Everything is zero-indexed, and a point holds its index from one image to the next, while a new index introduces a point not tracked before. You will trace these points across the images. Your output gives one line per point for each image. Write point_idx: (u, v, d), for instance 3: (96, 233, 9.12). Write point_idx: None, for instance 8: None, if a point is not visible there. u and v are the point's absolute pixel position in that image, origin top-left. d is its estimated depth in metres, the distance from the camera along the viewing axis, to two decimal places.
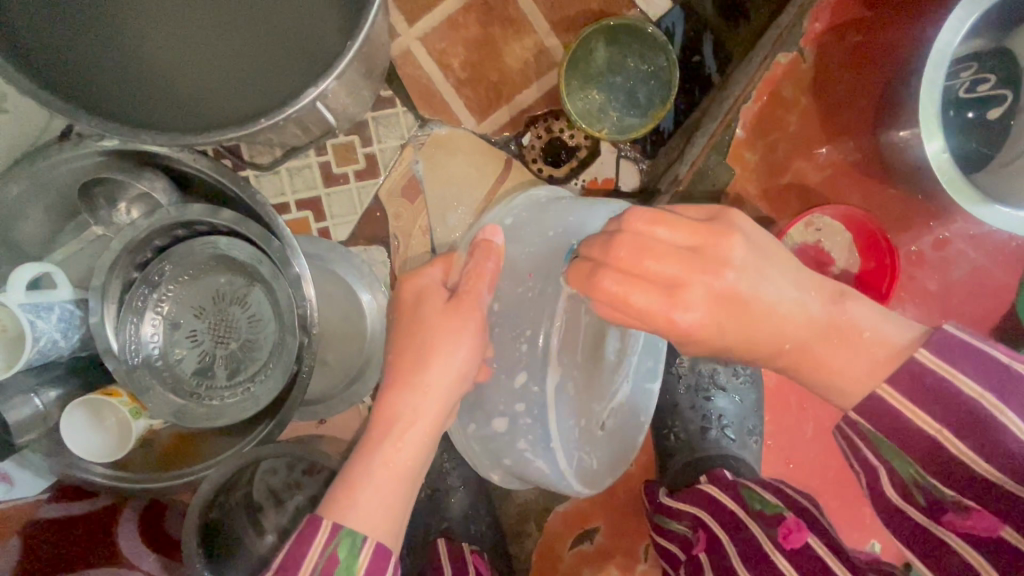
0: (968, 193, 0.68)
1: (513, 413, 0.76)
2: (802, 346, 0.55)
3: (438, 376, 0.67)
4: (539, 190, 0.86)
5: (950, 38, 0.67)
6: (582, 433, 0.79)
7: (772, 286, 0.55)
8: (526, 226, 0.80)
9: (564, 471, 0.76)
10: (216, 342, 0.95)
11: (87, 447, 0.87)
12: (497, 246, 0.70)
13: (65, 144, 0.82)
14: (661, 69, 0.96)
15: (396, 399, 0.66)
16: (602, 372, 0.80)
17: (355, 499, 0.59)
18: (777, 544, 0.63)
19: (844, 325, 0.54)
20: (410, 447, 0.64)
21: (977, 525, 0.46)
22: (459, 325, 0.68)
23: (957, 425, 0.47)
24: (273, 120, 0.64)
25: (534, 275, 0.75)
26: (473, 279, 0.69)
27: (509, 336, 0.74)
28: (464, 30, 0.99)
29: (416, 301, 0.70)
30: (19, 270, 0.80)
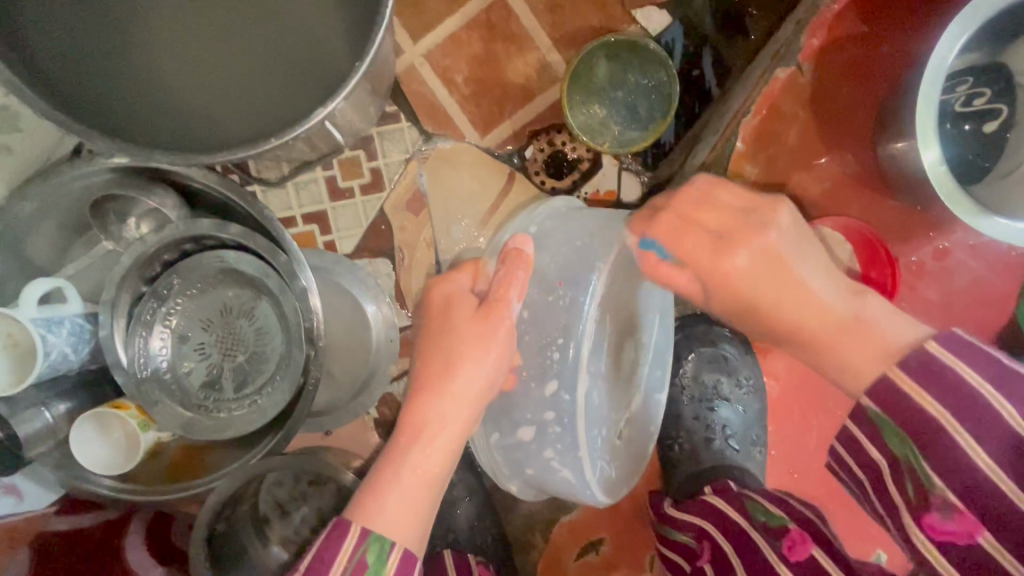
0: (965, 204, 0.69)
1: (542, 429, 0.76)
2: (819, 327, 0.60)
3: (460, 388, 0.67)
4: (557, 199, 0.83)
5: (945, 53, 0.68)
6: (604, 441, 0.81)
7: (809, 275, 0.63)
8: (552, 236, 0.79)
9: (589, 479, 0.77)
10: (224, 355, 0.96)
11: (96, 460, 0.87)
12: (528, 254, 0.70)
13: (76, 161, 0.84)
14: (663, 84, 0.97)
15: (423, 405, 0.67)
16: (626, 376, 0.83)
17: (380, 506, 0.60)
18: (782, 557, 0.64)
19: (858, 320, 0.58)
20: (438, 453, 0.65)
21: (959, 529, 0.48)
22: (484, 332, 0.68)
23: (955, 409, 0.48)
24: (283, 140, 0.66)
25: (565, 284, 0.75)
26: (504, 287, 0.69)
27: (533, 346, 0.74)
28: (467, 46, 1.01)
29: (445, 306, 0.71)
30: (32, 285, 0.81)
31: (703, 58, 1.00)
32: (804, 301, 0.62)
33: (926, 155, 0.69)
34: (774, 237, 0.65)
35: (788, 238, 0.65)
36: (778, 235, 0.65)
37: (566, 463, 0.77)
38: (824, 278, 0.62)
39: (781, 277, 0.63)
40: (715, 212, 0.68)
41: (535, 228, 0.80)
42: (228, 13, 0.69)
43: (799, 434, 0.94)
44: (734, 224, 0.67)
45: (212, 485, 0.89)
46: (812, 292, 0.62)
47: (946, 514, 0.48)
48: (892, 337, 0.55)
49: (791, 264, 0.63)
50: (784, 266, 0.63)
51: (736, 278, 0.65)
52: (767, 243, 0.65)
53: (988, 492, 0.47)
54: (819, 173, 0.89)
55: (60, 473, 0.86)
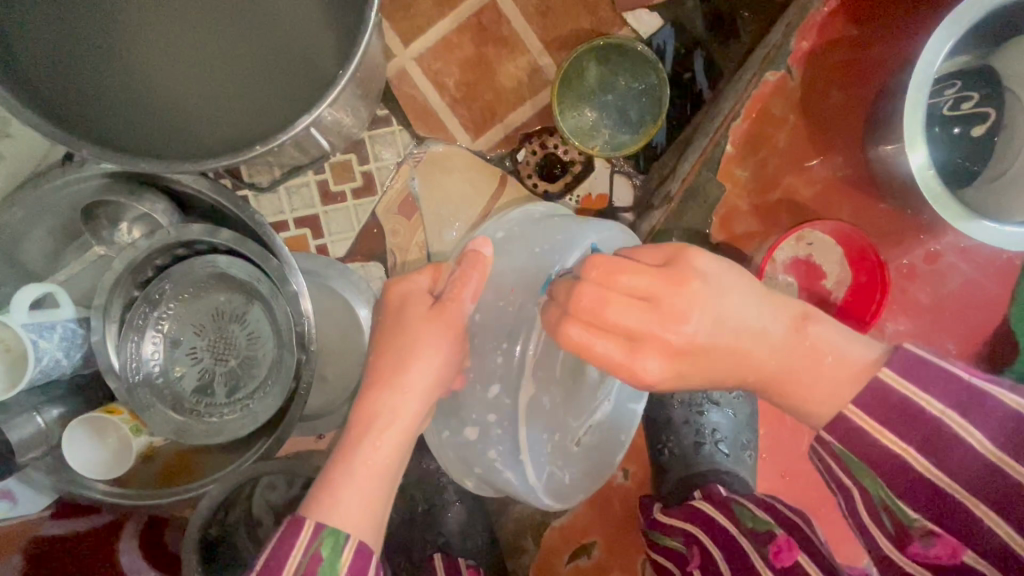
0: (953, 208, 0.69)
1: (488, 432, 0.76)
2: (772, 375, 0.57)
3: (421, 388, 0.68)
4: (537, 206, 0.86)
5: (933, 56, 0.68)
6: (557, 447, 0.80)
7: (735, 310, 0.57)
8: (515, 242, 0.80)
9: (533, 483, 0.76)
10: (216, 360, 0.96)
11: (88, 465, 0.87)
12: (487, 258, 0.69)
13: (67, 167, 0.84)
14: (653, 87, 0.97)
15: (375, 400, 0.67)
16: (581, 390, 0.81)
17: (336, 500, 0.60)
18: (769, 564, 0.64)
19: (815, 348, 0.56)
20: (388, 446, 0.65)
21: (942, 553, 0.49)
22: (443, 330, 0.68)
23: (919, 444, 0.49)
24: (269, 146, 0.66)
25: (517, 289, 0.75)
26: (458, 285, 0.69)
27: (489, 345, 0.74)
28: (458, 50, 1.01)
29: (401, 303, 0.70)
30: (23, 292, 0.81)
31: (694, 60, 1.00)
32: (756, 343, 0.57)
33: (914, 157, 0.69)
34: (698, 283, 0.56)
35: (715, 292, 0.56)
36: (706, 301, 0.55)
37: (508, 462, 0.76)
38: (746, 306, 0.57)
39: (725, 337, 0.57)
40: (638, 273, 0.55)
41: (505, 235, 0.82)
42: (217, 22, 0.70)
43: (791, 438, 0.94)
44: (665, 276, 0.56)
45: (203, 489, 0.88)
46: (755, 328, 0.57)
47: (904, 515, 0.49)
48: (848, 362, 0.54)
49: (726, 322, 0.56)
50: (721, 323, 0.56)
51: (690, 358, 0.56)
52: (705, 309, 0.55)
53: (955, 513, 0.47)
54: (811, 176, 0.88)
55: (54, 479, 0.86)
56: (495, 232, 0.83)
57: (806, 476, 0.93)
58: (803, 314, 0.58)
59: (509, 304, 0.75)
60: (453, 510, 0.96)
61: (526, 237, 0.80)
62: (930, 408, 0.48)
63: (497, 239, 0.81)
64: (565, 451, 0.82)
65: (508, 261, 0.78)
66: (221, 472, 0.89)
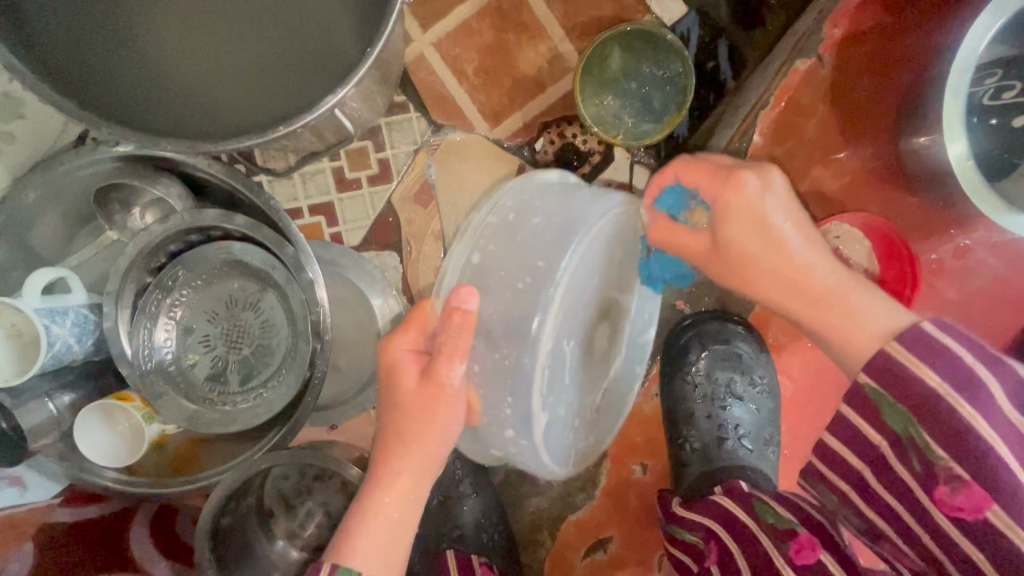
0: (991, 199, 0.68)
1: (501, 418, 0.75)
2: (816, 299, 0.58)
3: (427, 445, 0.66)
4: (506, 197, 0.79)
5: (974, 45, 0.67)
6: (571, 426, 0.81)
7: (800, 247, 0.61)
8: (504, 258, 0.74)
9: (552, 468, 0.80)
10: (229, 348, 0.95)
11: (101, 452, 0.86)
12: (468, 314, 0.63)
13: (80, 150, 0.83)
14: (677, 75, 0.95)
15: (388, 457, 0.66)
16: (591, 365, 0.82)
17: (354, 547, 0.62)
18: (790, 561, 0.62)
19: (847, 293, 0.57)
20: (398, 499, 0.65)
21: (966, 502, 0.48)
22: (433, 398, 0.66)
23: (956, 385, 0.48)
24: (292, 128, 0.63)
25: (509, 342, 0.71)
26: (444, 351, 0.65)
27: (483, 349, 0.73)
28: (478, 36, 0.99)
29: (390, 370, 0.67)
30: (35, 275, 0.80)
31: (719, 49, 0.98)
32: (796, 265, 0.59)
33: (952, 149, 0.68)
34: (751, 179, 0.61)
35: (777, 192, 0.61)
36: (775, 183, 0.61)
37: (525, 441, 0.76)
38: (799, 238, 0.61)
39: (771, 238, 0.60)
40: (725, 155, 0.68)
41: (501, 220, 0.77)
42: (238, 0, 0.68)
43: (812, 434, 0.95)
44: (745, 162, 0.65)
45: (219, 478, 0.87)
46: (801, 261, 0.60)
47: (953, 489, 0.49)
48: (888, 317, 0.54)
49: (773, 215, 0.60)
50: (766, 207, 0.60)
51: (736, 243, 0.61)
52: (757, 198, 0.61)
53: (1001, 482, 0.47)
54: (838, 169, 0.87)
55: (64, 465, 0.84)
56: (489, 218, 0.78)
57: None
58: (855, 275, 0.58)
59: (505, 314, 0.72)
60: (468, 504, 0.95)
61: (517, 229, 0.76)
62: (995, 395, 0.48)
63: (473, 265, 0.76)
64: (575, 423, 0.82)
65: (512, 255, 0.74)
66: (234, 462, 0.87)
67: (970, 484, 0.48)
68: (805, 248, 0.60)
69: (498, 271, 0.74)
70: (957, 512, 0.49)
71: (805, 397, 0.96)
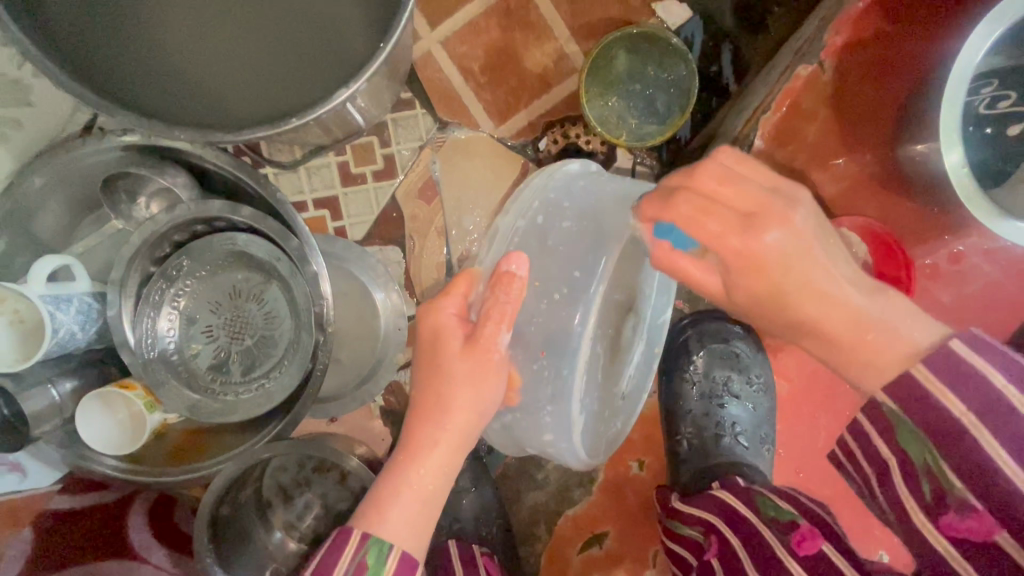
0: (986, 207, 0.70)
1: (540, 423, 0.75)
2: (838, 322, 0.57)
3: (464, 417, 0.67)
4: (530, 195, 0.77)
5: (971, 55, 0.68)
6: (603, 405, 0.81)
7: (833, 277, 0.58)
8: (545, 256, 0.74)
9: (581, 455, 0.78)
10: (231, 338, 0.96)
11: (101, 439, 0.86)
12: (518, 279, 0.66)
13: (88, 139, 0.83)
14: (682, 78, 0.97)
15: (418, 431, 0.68)
16: (620, 353, 0.81)
17: (384, 515, 0.63)
18: (790, 550, 0.63)
19: (871, 321, 0.55)
20: (431, 473, 0.66)
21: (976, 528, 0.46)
22: (482, 363, 0.67)
23: (979, 410, 0.46)
24: (304, 120, 0.64)
25: (547, 352, 0.72)
26: (493, 313, 0.66)
27: (522, 358, 0.73)
28: (485, 34, 1.00)
29: (434, 336, 0.68)
30: (40, 263, 0.81)
31: (722, 54, 1.00)
32: (828, 303, 0.58)
33: (949, 157, 0.70)
34: (774, 231, 0.58)
35: (808, 228, 0.59)
36: (798, 227, 0.58)
37: (563, 444, 0.76)
38: (840, 266, 0.59)
39: (806, 289, 0.58)
40: (739, 193, 0.58)
41: (531, 223, 0.75)
42: None
43: (806, 434, 0.97)
44: (757, 203, 0.58)
45: (218, 468, 0.88)
46: (834, 291, 0.58)
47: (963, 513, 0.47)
48: (905, 341, 0.53)
49: (797, 259, 0.58)
50: (799, 253, 0.58)
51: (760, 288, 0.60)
52: (785, 238, 0.58)
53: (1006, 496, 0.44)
54: (836, 173, 0.90)
55: (64, 452, 0.85)
56: (517, 223, 0.75)
57: (821, 473, 0.96)
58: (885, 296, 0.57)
59: (542, 326, 0.72)
60: (467, 497, 0.96)
61: (547, 232, 0.75)
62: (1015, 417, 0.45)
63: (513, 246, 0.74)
64: (602, 417, 0.82)
65: (543, 264, 0.74)
66: (237, 450, 0.88)
67: (982, 514, 0.46)
68: (842, 275, 0.59)
69: (533, 280, 0.73)
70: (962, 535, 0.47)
71: (801, 396, 0.97)
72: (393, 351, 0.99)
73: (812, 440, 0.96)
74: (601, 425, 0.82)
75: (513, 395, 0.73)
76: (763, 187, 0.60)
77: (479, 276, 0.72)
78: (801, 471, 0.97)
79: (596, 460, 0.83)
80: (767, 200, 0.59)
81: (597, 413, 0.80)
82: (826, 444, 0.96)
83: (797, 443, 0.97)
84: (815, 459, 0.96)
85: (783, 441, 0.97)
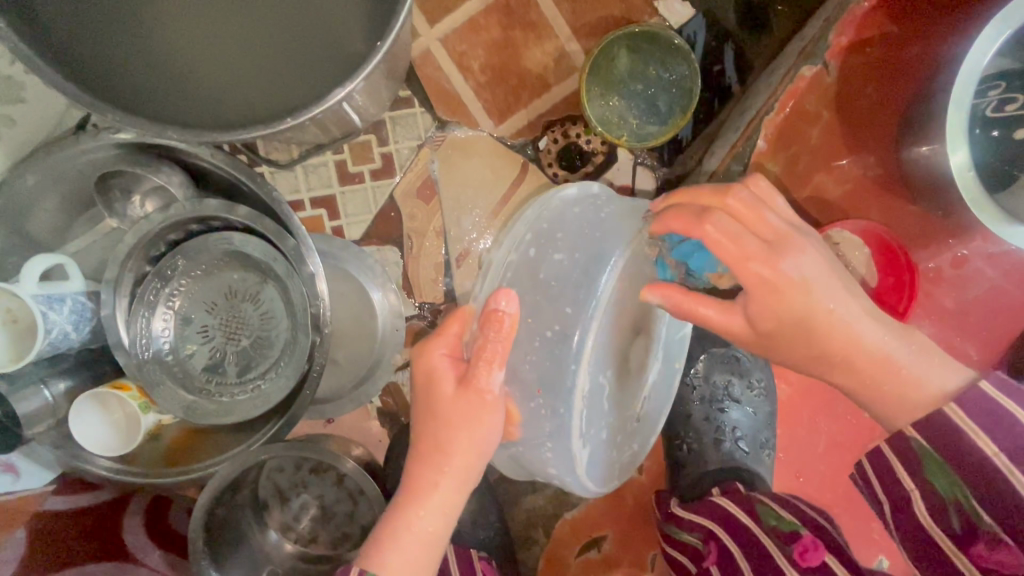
0: (991, 211, 0.69)
1: (542, 457, 0.76)
2: (865, 365, 0.62)
3: (465, 457, 0.67)
4: (522, 230, 0.78)
5: (979, 58, 0.67)
6: (614, 432, 0.80)
7: (865, 327, 0.62)
8: (541, 292, 0.73)
9: (587, 486, 0.77)
10: (227, 339, 0.95)
11: (95, 441, 0.85)
12: (508, 319, 0.63)
13: (82, 137, 0.82)
14: (684, 78, 0.96)
15: (418, 474, 0.68)
16: (631, 380, 0.79)
17: (384, 556, 0.64)
18: (793, 562, 0.63)
19: (890, 362, 0.61)
20: (433, 512, 0.66)
21: (1006, 561, 0.52)
22: (477, 404, 0.66)
23: (1009, 451, 0.52)
24: (298, 120, 0.63)
25: (543, 391, 0.71)
26: (482, 353, 0.65)
27: (519, 397, 0.72)
28: (485, 32, 0.99)
29: (427, 378, 0.68)
30: (31, 262, 0.79)
31: (725, 53, 0.99)
32: (848, 334, 0.62)
33: (954, 158, 0.70)
34: (791, 261, 0.60)
35: (814, 270, 0.61)
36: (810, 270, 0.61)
37: (569, 479, 0.76)
38: (839, 305, 0.62)
39: (808, 324, 0.61)
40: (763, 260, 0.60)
41: (522, 256, 0.76)
42: None
43: (806, 439, 0.96)
44: (777, 233, 0.62)
45: (217, 468, 0.87)
46: (857, 332, 0.62)
47: (989, 543, 0.53)
48: (927, 391, 0.60)
49: (811, 289, 0.61)
50: (804, 287, 0.60)
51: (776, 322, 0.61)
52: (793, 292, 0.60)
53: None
54: (841, 175, 0.89)
55: (57, 453, 0.83)
56: (510, 257, 0.76)
57: (821, 479, 0.95)
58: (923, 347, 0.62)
59: (537, 363, 0.71)
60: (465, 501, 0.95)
61: (538, 264, 0.75)
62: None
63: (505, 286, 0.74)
64: (616, 442, 0.81)
65: (536, 299, 0.73)
66: (236, 451, 0.87)
67: (1012, 547, 0.52)
68: (851, 311, 0.62)
69: (527, 317, 0.72)
70: (991, 564, 0.54)
71: (801, 400, 0.96)
72: (390, 353, 0.98)
73: (812, 445, 0.96)
74: (614, 451, 0.81)
75: (513, 429, 0.73)
76: (786, 222, 0.63)
77: (473, 316, 0.71)
78: (801, 476, 0.96)
79: (608, 485, 0.83)
80: (783, 231, 0.62)
81: (609, 441, 0.79)
82: (826, 449, 0.95)
83: (797, 448, 0.96)
84: (815, 464, 0.95)
85: (783, 446, 0.97)
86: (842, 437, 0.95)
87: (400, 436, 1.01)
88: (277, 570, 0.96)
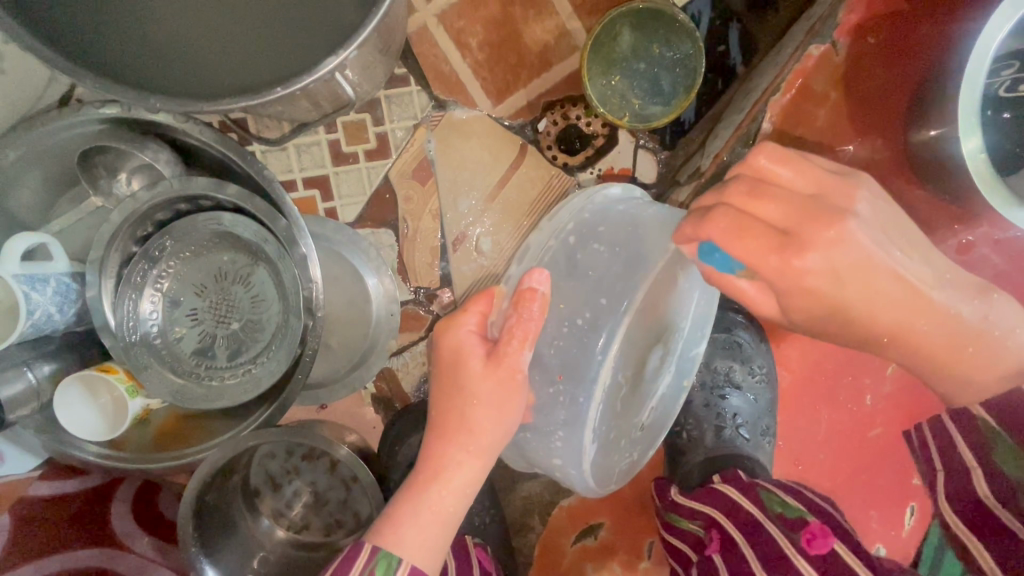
0: (999, 194, 0.68)
1: (550, 447, 0.74)
2: (950, 348, 0.60)
3: (486, 436, 0.65)
4: (563, 219, 0.75)
5: (995, 34, 0.66)
6: (620, 430, 0.78)
7: (950, 299, 0.59)
8: (585, 276, 0.72)
9: (590, 481, 0.74)
10: (217, 322, 0.92)
11: (77, 423, 0.82)
12: (542, 296, 0.63)
13: (63, 110, 0.79)
14: (687, 57, 0.93)
15: (442, 454, 0.66)
16: (644, 382, 0.78)
17: (403, 535, 0.62)
18: (800, 549, 0.62)
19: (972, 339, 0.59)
20: (455, 494, 0.65)
21: None
22: (506, 382, 0.65)
23: None
24: (290, 90, 0.60)
25: (565, 376, 0.70)
26: (515, 334, 0.64)
27: (539, 381, 0.72)
28: (484, 8, 0.96)
29: (453, 357, 0.66)
30: (15, 240, 0.77)
31: (729, 33, 0.96)
32: (936, 318, 0.59)
33: (966, 144, 0.68)
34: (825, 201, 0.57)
35: (872, 214, 0.58)
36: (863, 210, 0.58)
37: (573, 471, 0.74)
38: (914, 267, 0.59)
39: (905, 297, 0.58)
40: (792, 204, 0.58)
41: (562, 243, 0.74)
42: None
43: (806, 426, 0.95)
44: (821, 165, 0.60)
45: (203, 455, 0.85)
46: (945, 312, 0.59)
47: None
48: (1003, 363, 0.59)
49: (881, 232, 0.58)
50: (853, 236, 0.57)
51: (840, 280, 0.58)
52: (851, 237, 0.57)
53: None
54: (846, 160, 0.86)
55: (43, 438, 0.83)
56: (548, 242, 0.74)
57: (819, 466, 0.95)
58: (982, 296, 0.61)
59: (562, 350, 0.71)
60: None
61: (577, 251, 0.73)
62: None
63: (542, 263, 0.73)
64: (617, 446, 0.79)
65: (570, 286, 0.72)
66: (226, 437, 0.85)
67: None
68: (941, 291, 0.59)
69: (557, 303, 0.72)
70: None
71: (802, 388, 0.95)
72: (384, 337, 0.97)
73: (812, 433, 0.95)
74: (616, 454, 0.80)
75: (527, 413, 0.72)
76: (826, 162, 0.61)
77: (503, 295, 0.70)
78: (800, 463, 0.96)
79: (607, 488, 0.81)
80: (836, 167, 0.60)
81: (612, 442, 0.77)
82: (826, 437, 0.94)
83: (796, 435, 0.96)
84: (814, 452, 0.95)
85: (783, 433, 0.96)
86: (842, 426, 0.94)
87: (395, 423, 1.00)
88: (269, 556, 0.94)
